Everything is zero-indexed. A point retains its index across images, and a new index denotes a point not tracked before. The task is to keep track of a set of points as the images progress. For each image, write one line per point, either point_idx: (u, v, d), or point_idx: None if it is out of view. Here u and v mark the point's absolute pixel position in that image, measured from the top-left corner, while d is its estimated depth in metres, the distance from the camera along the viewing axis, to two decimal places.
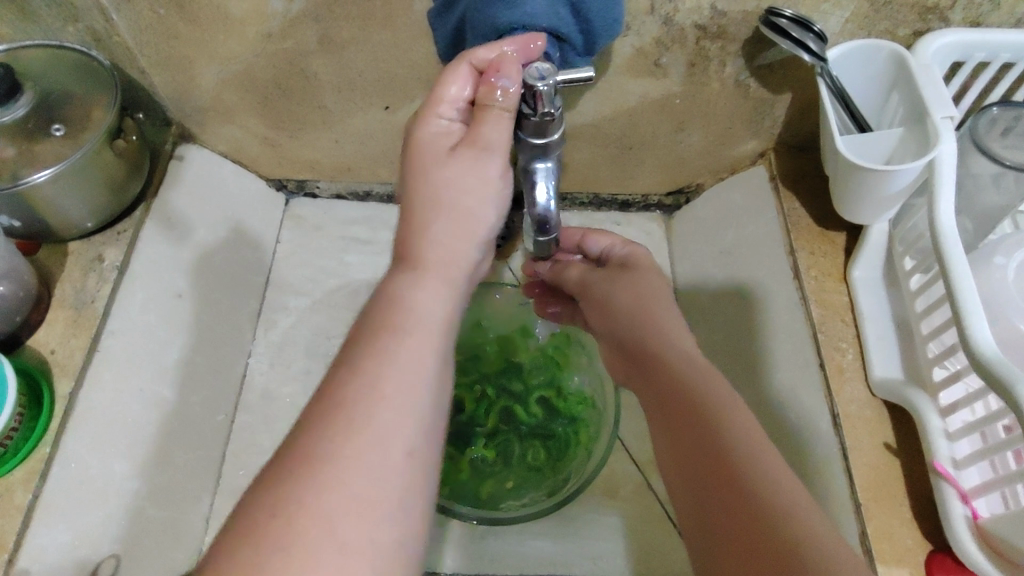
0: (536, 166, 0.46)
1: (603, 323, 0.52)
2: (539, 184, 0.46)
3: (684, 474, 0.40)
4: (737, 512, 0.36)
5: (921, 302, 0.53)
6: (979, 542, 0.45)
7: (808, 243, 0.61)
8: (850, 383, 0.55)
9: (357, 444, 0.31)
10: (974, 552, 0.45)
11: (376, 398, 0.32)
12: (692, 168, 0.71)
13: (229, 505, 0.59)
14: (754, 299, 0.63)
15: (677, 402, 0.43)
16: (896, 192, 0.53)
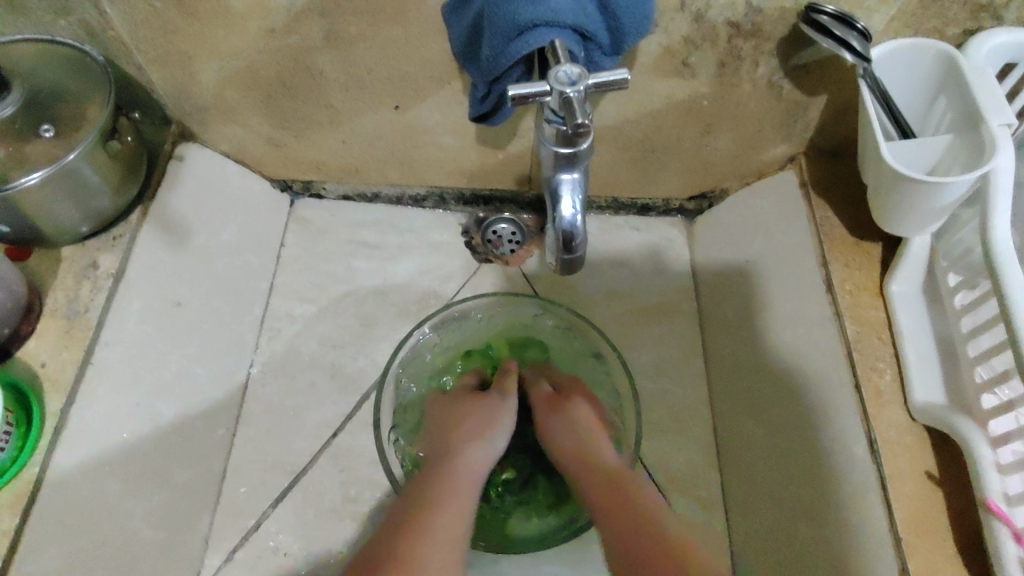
0: (564, 177, 0.44)
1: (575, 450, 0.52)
2: (566, 197, 0.45)
3: None
4: None
5: (966, 323, 0.50)
6: None
7: (842, 254, 0.57)
8: (889, 407, 0.51)
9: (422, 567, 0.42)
10: None
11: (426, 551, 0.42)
12: (717, 172, 0.68)
13: (228, 525, 0.56)
14: (783, 313, 0.60)
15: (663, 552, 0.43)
16: (945, 204, 0.49)
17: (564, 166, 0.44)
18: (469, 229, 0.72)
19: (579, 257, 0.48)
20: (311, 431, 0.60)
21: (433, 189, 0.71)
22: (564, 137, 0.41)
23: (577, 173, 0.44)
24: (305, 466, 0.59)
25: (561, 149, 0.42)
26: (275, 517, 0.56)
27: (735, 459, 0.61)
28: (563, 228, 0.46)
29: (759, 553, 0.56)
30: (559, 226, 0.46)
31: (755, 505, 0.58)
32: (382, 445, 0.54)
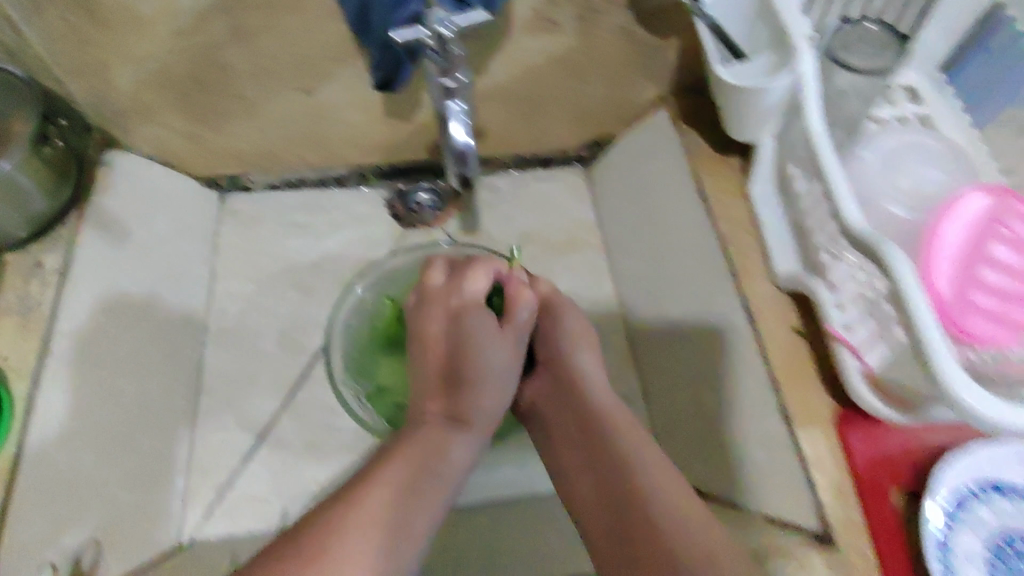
0: (450, 106, 0.52)
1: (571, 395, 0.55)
2: (457, 125, 0.52)
3: (575, 426, 0.54)
4: (608, 469, 0.50)
5: (806, 200, 0.58)
6: (870, 387, 0.51)
7: (710, 168, 0.68)
8: (759, 283, 0.61)
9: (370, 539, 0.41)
10: (866, 395, 0.51)
11: (372, 528, 0.41)
12: (601, 118, 0.77)
13: (202, 483, 0.62)
14: (669, 228, 0.70)
15: (611, 457, 0.50)
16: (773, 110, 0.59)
17: (447, 94, 0.51)
18: (393, 203, 0.79)
19: (473, 173, 0.55)
20: (268, 391, 0.66)
21: (354, 167, 0.79)
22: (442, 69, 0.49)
23: (462, 104, 0.52)
24: (267, 423, 0.64)
25: (448, 82, 0.51)
26: (245, 470, 0.62)
27: (653, 361, 0.71)
28: (457, 151, 0.53)
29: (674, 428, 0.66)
30: (454, 151, 0.53)
31: (669, 389, 0.67)
32: (344, 399, 0.60)
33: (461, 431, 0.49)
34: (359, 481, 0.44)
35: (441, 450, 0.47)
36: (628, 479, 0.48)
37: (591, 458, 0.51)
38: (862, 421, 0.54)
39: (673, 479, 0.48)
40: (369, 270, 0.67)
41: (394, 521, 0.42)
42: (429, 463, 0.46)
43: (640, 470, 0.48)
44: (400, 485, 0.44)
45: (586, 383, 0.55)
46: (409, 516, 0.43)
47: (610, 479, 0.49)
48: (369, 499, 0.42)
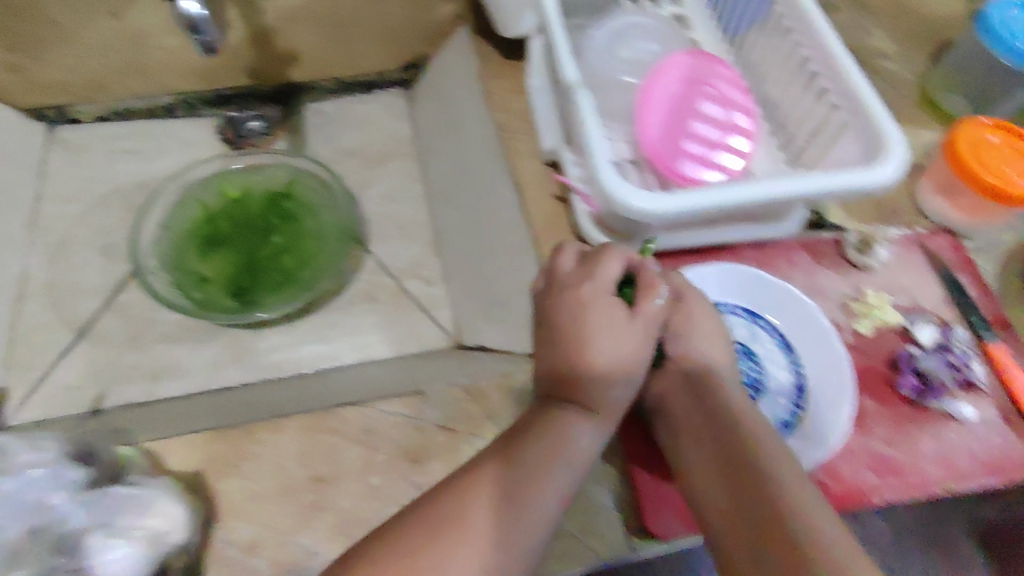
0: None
1: (683, 410, 0.48)
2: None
3: (694, 425, 0.47)
4: (732, 462, 0.43)
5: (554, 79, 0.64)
6: (594, 222, 0.59)
7: (496, 69, 0.75)
8: (528, 160, 0.68)
9: (471, 557, 0.39)
10: (588, 229, 0.59)
11: (450, 547, 0.39)
12: (407, 39, 0.84)
13: (21, 376, 0.66)
14: (466, 129, 0.77)
15: (736, 447, 0.44)
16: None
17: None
18: (223, 129, 0.84)
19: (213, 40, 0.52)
20: (90, 294, 0.71)
21: (180, 96, 0.83)
22: None
23: None
24: (89, 320, 0.69)
25: None
26: (66, 362, 0.67)
27: (448, 240, 0.77)
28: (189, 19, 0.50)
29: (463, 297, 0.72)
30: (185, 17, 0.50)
31: (461, 263, 0.74)
32: (163, 297, 0.65)
33: (574, 421, 0.46)
34: (423, 499, 0.42)
35: (565, 438, 0.45)
36: (743, 478, 0.42)
37: (724, 445, 0.44)
38: None
39: (761, 486, 0.41)
40: (172, 177, 0.72)
41: (474, 524, 0.41)
42: (505, 474, 0.43)
43: (740, 459, 0.43)
44: (476, 509, 0.41)
45: (684, 338, 0.49)
46: (526, 490, 0.42)
47: (730, 472, 0.43)
48: (457, 509, 0.41)
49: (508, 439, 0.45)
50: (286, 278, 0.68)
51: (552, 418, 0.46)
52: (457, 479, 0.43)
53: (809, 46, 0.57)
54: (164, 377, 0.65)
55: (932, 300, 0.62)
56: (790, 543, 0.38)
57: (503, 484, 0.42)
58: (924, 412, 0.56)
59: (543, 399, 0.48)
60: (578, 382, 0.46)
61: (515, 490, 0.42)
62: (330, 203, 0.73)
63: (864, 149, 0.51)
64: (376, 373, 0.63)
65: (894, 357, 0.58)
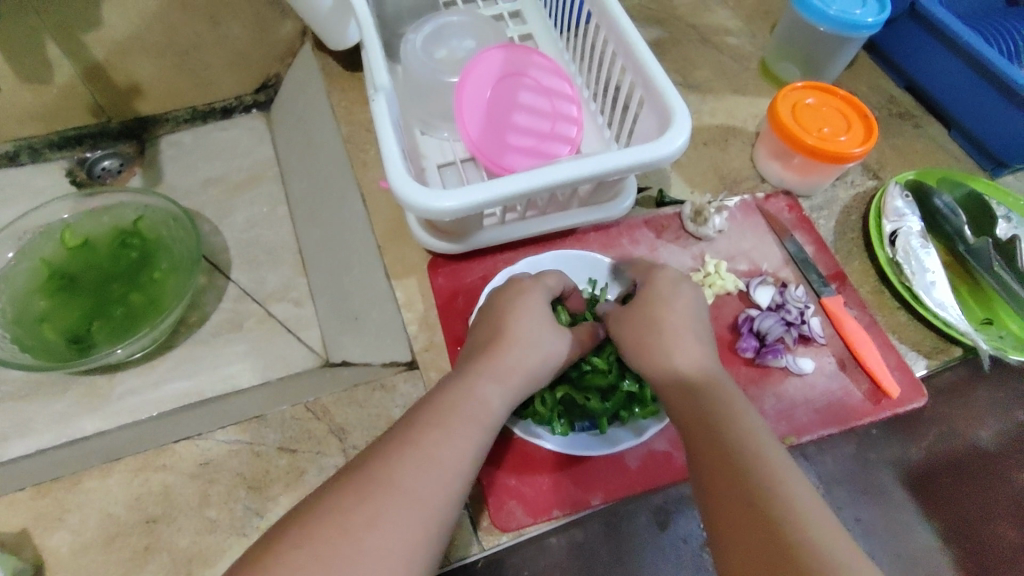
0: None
1: (677, 408, 0.45)
2: None
3: (690, 423, 0.43)
4: (722, 455, 0.39)
5: None
6: (424, 225, 0.58)
7: (339, 83, 0.74)
8: (373, 170, 0.68)
9: (390, 528, 0.35)
10: (418, 232, 0.58)
11: (384, 511, 0.36)
12: (258, 60, 0.82)
13: None
14: (318, 144, 0.76)
15: (724, 445, 0.40)
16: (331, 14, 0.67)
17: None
18: (73, 169, 0.83)
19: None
20: None
21: (20, 142, 0.79)
22: None
23: None
24: None
25: None
26: None
27: (312, 257, 0.76)
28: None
29: (327, 315, 0.72)
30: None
31: (323, 280, 0.73)
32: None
33: (469, 390, 0.44)
34: (373, 460, 0.39)
35: (473, 403, 0.43)
36: (738, 472, 0.38)
37: (706, 441, 0.41)
38: (447, 262, 0.60)
39: (752, 478, 0.38)
40: (2, 233, 0.68)
41: (413, 488, 0.37)
42: (453, 427, 0.41)
43: (736, 459, 0.39)
44: (361, 505, 0.36)
45: (507, 321, 0.48)
46: (394, 489, 0.37)
47: (721, 466, 0.39)
48: (404, 472, 0.38)
49: (434, 402, 0.43)
50: (132, 319, 0.68)
51: (446, 408, 0.42)
52: (362, 468, 0.38)
53: (603, 30, 0.60)
54: (14, 437, 0.62)
55: (773, 262, 0.64)
56: (746, 481, 0.38)
57: (414, 449, 0.39)
58: (763, 371, 0.58)
59: (452, 380, 0.45)
60: (455, 383, 0.44)
61: (428, 465, 0.39)
62: (183, 238, 0.71)
63: (660, 119, 0.53)
64: (239, 400, 0.62)
65: (737, 323, 0.59)
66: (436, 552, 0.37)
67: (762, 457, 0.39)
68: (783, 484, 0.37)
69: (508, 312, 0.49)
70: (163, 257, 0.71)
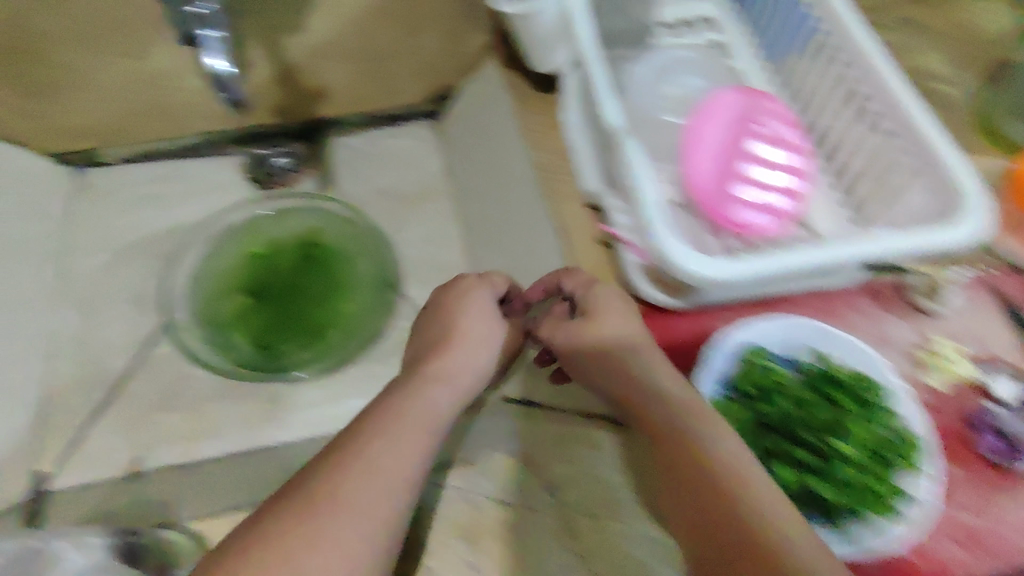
0: (201, 31, 0.54)
1: (643, 420, 0.47)
2: (213, 55, 0.55)
3: (668, 449, 0.44)
4: (697, 482, 0.42)
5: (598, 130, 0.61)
6: (649, 277, 0.56)
7: (531, 104, 0.71)
8: (571, 203, 0.65)
9: (349, 516, 0.39)
10: (642, 283, 0.56)
11: (364, 488, 0.40)
12: (441, 70, 0.81)
13: (54, 441, 0.64)
14: (504, 165, 0.74)
15: (689, 467, 0.43)
16: (555, 29, 0.61)
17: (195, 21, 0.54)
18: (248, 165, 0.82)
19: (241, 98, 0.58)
20: (121, 352, 0.69)
21: (204, 134, 0.80)
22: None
23: (217, 32, 0.54)
24: (119, 381, 0.67)
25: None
26: (97, 427, 0.65)
27: (490, 283, 0.75)
28: (216, 76, 0.55)
29: None
30: (212, 74, 0.55)
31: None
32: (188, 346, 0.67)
33: (422, 396, 0.47)
34: (311, 470, 0.41)
35: (420, 405, 0.46)
36: (724, 493, 0.41)
37: (673, 459, 0.44)
38: (659, 315, 0.57)
39: (737, 500, 0.40)
40: (203, 231, 0.72)
41: (378, 477, 0.41)
42: (405, 430, 0.44)
43: (728, 481, 0.41)
44: (337, 491, 0.40)
45: (456, 320, 0.53)
46: (342, 493, 0.40)
47: (694, 489, 0.42)
48: (354, 480, 0.40)
49: (388, 402, 0.46)
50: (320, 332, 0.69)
51: (395, 404, 0.46)
52: (341, 455, 0.42)
53: (859, 80, 0.55)
54: (205, 437, 0.65)
55: (1011, 352, 0.57)
56: (746, 477, 0.42)
57: (345, 452, 0.42)
58: (1004, 477, 0.52)
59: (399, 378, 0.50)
60: (428, 372, 0.49)
61: (381, 462, 0.42)
62: (369, 254, 0.73)
63: (940, 198, 0.49)
64: (418, 429, 0.63)
65: (970, 415, 0.54)
66: (384, 550, 0.40)
67: (719, 463, 0.42)
68: (770, 511, 0.39)
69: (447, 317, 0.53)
70: (351, 272, 0.72)
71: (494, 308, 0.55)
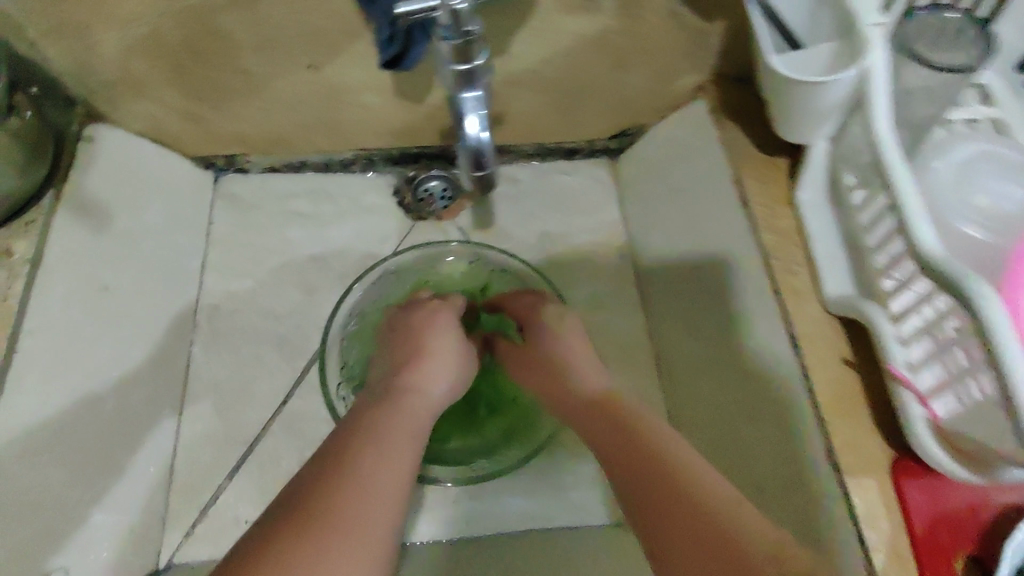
0: (466, 95, 0.45)
1: (598, 434, 0.45)
2: (471, 119, 0.45)
3: (623, 449, 0.42)
4: (674, 491, 0.38)
5: (874, 238, 0.50)
6: (939, 439, 0.45)
7: (755, 170, 0.61)
8: (807, 305, 0.55)
9: (359, 533, 0.36)
10: (929, 444, 0.46)
11: (369, 506, 0.38)
12: (636, 109, 0.71)
13: (184, 505, 0.59)
14: (707, 237, 0.64)
15: (668, 483, 0.38)
16: (831, 104, 0.50)
17: (463, 85, 0.44)
18: (400, 188, 0.73)
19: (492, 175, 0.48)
20: (262, 402, 0.63)
21: (360, 151, 0.72)
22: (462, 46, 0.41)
23: (479, 92, 0.45)
24: (258, 436, 0.61)
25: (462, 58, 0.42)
26: (232, 488, 0.59)
27: (681, 379, 0.67)
28: (472, 148, 0.46)
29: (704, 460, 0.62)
30: (467, 146, 0.46)
31: (703, 417, 0.63)
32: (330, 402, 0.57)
33: (401, 401, 0.45)
34: (364, 429, 0.42)
35: (414, 399, 0.46)
36: (694, 499, 0.37)
37: (645, 475, 0.39)
38: (920, 475, 0.48)
39: (738, 509, 0.37)
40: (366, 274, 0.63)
41: (376, 485, 0.39)
42: (388, 439, 0.42)
43: (690, 496, 0.37)
44: (357, 485, 0.38)
45: (426, 337, 0.51)
46: (337, 495, 0.38)
47: (670, 501, 0.38)
48: (351, 483, 0.38)
49: (379, 405, 0.45)
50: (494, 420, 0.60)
51: (375, 407, 0.45)
52: (352, 448, 0.40)
53: None
54: None
55: None
56: (745, 503, 0.38)
57: (360, 437, 0.41)
58: None
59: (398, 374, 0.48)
60: (403, 377, 0.48)
61: (389, 448, 0.41)
62: None
63: None
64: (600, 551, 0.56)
65: None
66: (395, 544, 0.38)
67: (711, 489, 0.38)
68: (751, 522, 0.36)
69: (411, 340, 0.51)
70: None
71: (467, 354, 0.52)
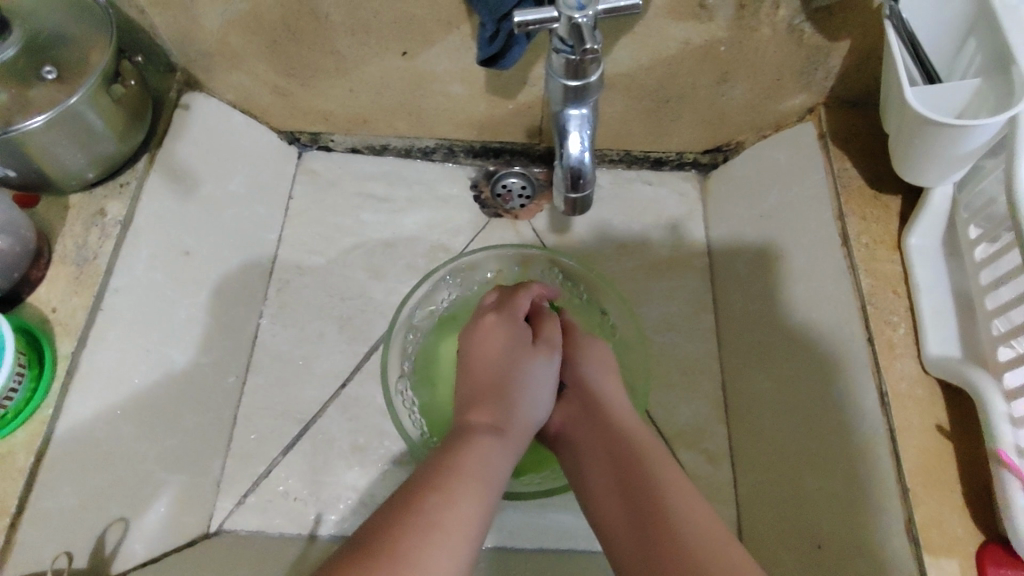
0: (572, 113, 0.46)
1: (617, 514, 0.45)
2: (574, 133, 0.46)
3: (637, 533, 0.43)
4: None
5: (990, 300, 0.48)
6: None
7: (860, 207, 0.56)
8: (901, 361, 0.50)
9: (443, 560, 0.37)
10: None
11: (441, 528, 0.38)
12: (733, 124, 0.67)
13: (240, 471, 0.59)
14: (795, 269, 0.60)
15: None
16: (967, 150, 0.47)
17: (572, 102, 0.45)
18: (478, 182, 0.72)
19: (586, 196, 0.49)
20: (319, 382, 0.63)
21: (442, 141, 0.71)
22: (576, 66, 0.41)
23: (584, 111, 0.46)
24: (314, 415, 0.62)
25: (574, 79, 0.43)
26: (284, 463, 0.60)
27: (743, 415, 0.63)
28: (571, 166, 0.47)
29: (762, 505, 0.58)
30: (567, 164, 0.47)
31: (764, 461, 0.59)
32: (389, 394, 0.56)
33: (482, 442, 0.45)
34: (455, 465, 0.43)
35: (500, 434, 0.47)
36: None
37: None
38: (1009, 564, 0.43)
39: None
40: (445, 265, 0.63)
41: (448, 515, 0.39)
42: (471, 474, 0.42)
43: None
44: (435, 513, 0.39)
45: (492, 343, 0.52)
46: (414, 519, 0.38)
47: None
48: (428, 509, 0.39)
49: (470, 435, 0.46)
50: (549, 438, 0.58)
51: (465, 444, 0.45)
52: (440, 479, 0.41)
53: None
54: None
55: None
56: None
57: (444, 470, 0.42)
58: None
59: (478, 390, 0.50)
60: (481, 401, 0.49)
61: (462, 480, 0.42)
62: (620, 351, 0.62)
63: None
64: None
65: None
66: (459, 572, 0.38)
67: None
68: None
69: (502, 391, 0.49)
70: None
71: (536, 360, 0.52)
